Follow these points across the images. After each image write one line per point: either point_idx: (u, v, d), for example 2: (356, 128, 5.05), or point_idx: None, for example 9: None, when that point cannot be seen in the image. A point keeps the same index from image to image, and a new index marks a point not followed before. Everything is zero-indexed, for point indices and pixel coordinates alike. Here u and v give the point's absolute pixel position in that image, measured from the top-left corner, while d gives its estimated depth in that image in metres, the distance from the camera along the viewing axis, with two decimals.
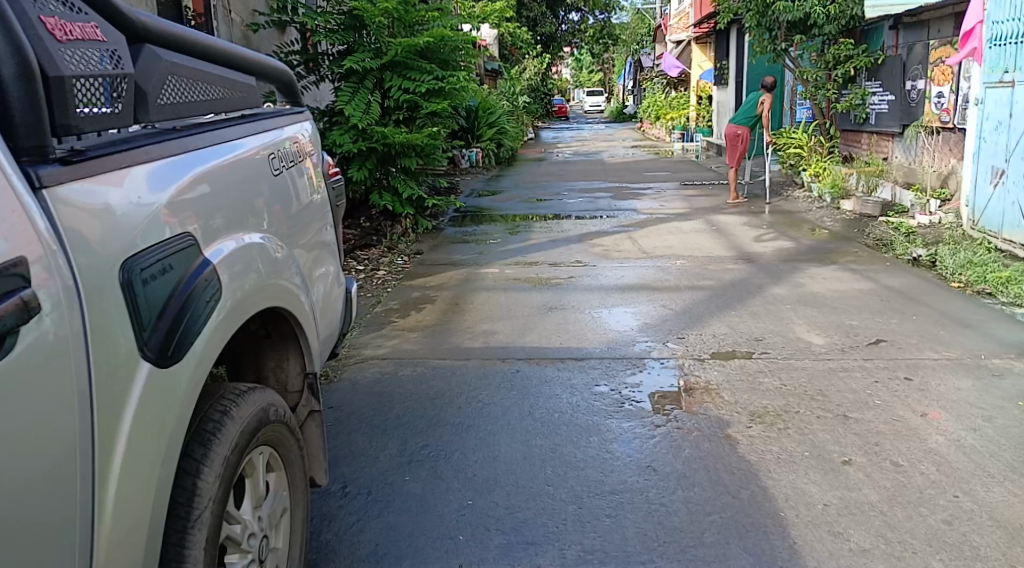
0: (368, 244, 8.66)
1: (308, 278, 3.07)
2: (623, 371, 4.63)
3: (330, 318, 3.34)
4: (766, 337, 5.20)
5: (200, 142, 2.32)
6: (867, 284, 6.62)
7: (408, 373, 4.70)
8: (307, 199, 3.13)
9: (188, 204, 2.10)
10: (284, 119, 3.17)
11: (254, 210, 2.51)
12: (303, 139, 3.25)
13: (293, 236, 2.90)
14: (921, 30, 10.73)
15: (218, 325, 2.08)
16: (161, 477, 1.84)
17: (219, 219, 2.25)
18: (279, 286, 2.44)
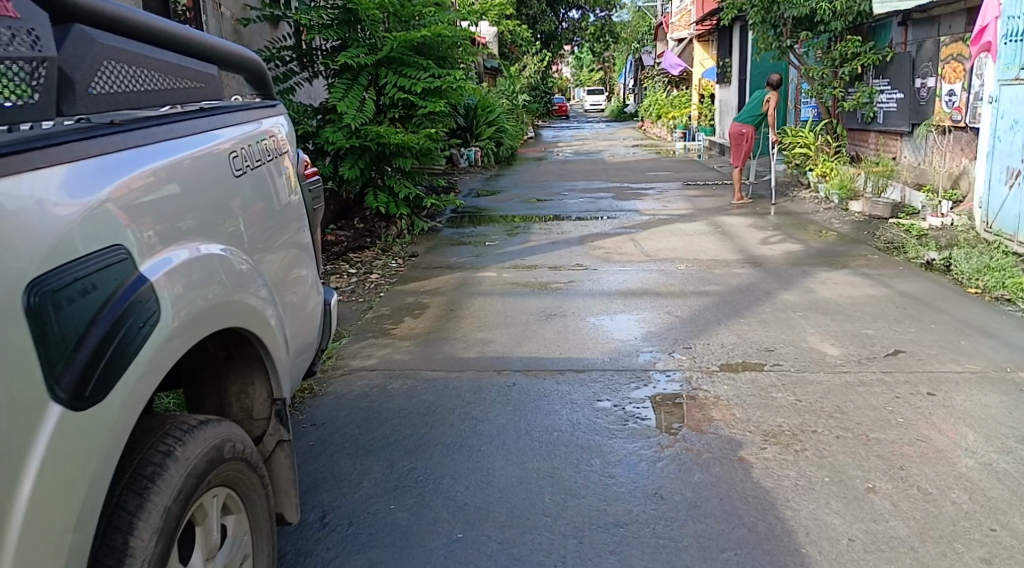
0: (361, 245, 8.38)
1: (286, 286, 2.85)
2: (627, 385, 4.34)
3: (310, 328, 3.09)
4: (777, 347, 4.92)
5: (151, 135, 2.13)
6: (880, 291, 6.34)
7: (398, 387, 4.42)
8: (286, 199, 2.90)
9: (148, 207, 2.00)
10: (255, 113, 2.93)
11: (218, 215, 2.31)
12: (281, 134, 3.02)
13: (272, 237, 2.73)
14: (931, 27, 10.45)
15: (162, 348, 1.93)
16: (78, 525, 1.71)
17: (191, 219, 2.17)
18: (242, 301, 2.25)
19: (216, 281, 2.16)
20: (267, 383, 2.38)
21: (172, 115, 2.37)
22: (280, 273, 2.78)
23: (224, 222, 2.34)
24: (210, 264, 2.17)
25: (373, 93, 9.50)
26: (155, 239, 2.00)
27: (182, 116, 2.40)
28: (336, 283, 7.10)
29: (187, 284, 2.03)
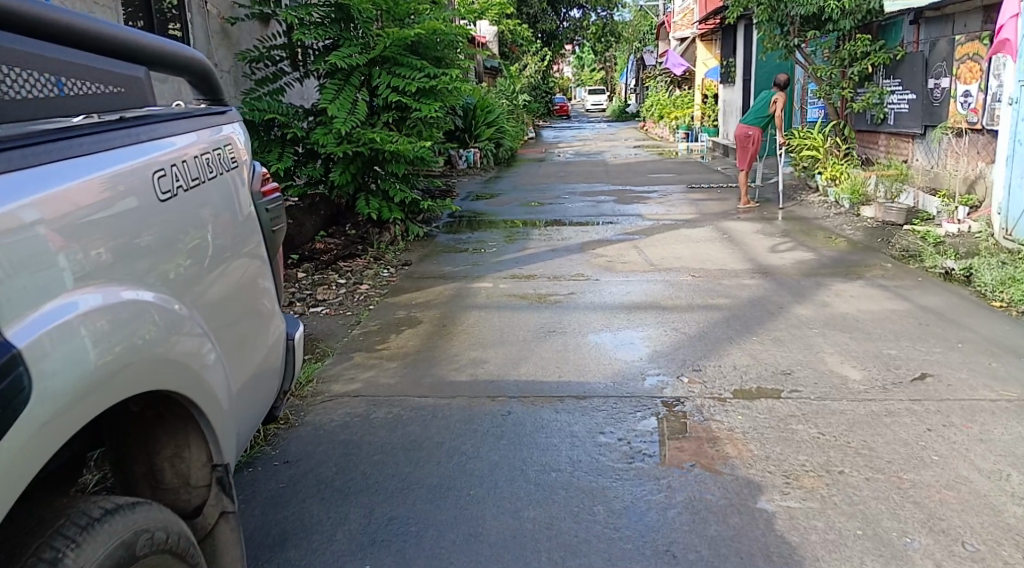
0: (353, 253, 8.01)
1: (250, 316, 2.66)
2: (632, 414, 3.97)
3: (273, 362, 2.82)
4: (794, 370, 4.55)
5: (97, 146, 2.06)
6: (900, 304, 5.96)
7: (382, 416, 4.05)
8: (249, 213, 2.71)
9: (101, 223, 1.97)
10: (197, 122, 2.60)
11: (161, 248, 2.17)
12: (239, 143, 2.80)
13: (234, 254, 2.57)
14: (944, 25, 10.06)
15: (81, 396, 1.83)
16: None
17: (151, 234, 2.14)
18: (171, 357, 2.10)
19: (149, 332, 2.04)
20: (205, 449, 2.27)
21: (93, 127, 2.14)
22: (239, 296, 2.59)
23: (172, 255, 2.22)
24: (142, 313, 2.03)
25: (366, 94, 9.16)
26: (106, 256, 1.96)
27: (107, 129, 2.16)
28: (324, 295, 6.72)
29: (114, 320, 1.92)
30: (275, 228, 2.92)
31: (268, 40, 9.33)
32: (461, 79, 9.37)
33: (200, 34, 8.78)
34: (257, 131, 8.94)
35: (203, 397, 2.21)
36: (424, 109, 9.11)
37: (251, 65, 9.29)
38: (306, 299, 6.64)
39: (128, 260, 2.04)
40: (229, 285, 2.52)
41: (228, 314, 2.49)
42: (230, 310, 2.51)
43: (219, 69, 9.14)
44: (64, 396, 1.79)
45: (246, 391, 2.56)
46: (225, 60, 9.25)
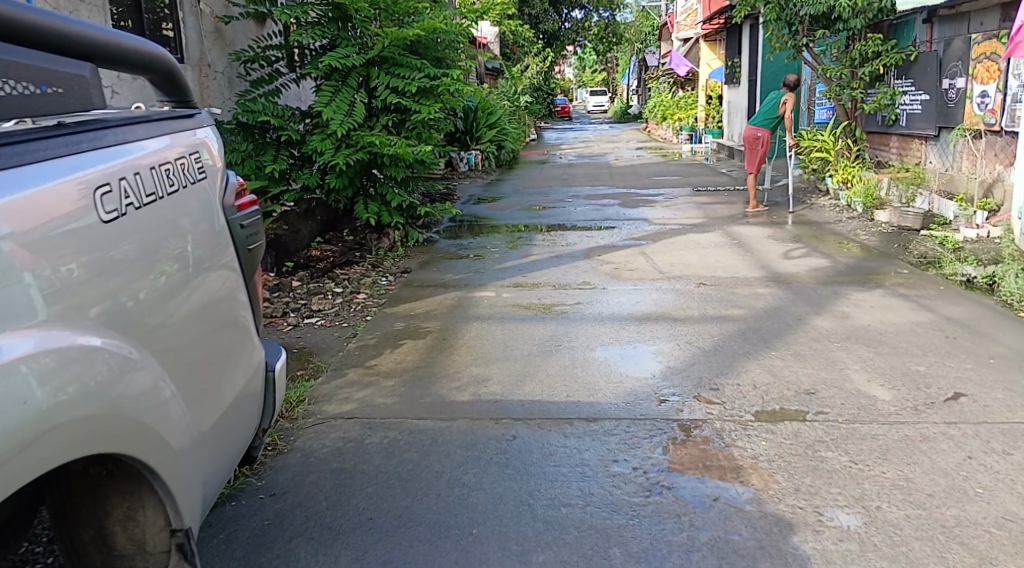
0: (350, 260, 7.72)
1: (232, 350, 2.44)
2: (647, 439, 3.69)
3: (257, 396, 2.59)
4: (819, 390, 4.27)
5: (67, 149, 1.94)
6: (923, 316, 5.68)
7: (378, 440, 3.77)
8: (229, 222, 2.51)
9: (72, 237, 1.85)
10: (155, 128, 2.33)
11: (125, 278, 1.98)
12: (213, 148, 2.58)
13: (212, 283, 2.35)
14: (959, 24, 9.78)
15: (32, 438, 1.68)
16: None
17: (125, 248, 1.99)
18: (122, 415, 1.88)
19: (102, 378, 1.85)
20: (162, 512, 2.07)
21: (62, 128, 2.00)
22: (218, 329, 2.37)
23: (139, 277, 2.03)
24: (93, 356, 1.84)
25: (363, 95, 8.90)
26: (78, 272, 1.84)
27: (79, 131, 2.03)
28: (319, 305, 6.43)
29: (61, 360, 1.74)
30: (254, 241, 2.64)
31: (263, 40, 9.07)
32: (462, 80, 9.08)
33: (193, 34, 8.54)
34: (252, 134, 8.71)
35: (162, 456, 2.02)
36: (424, 110, 8.82)
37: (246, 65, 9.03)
38: (300, 308, 6.37)
39: (104, 272, 1.92)
40: (207, 315, 2.32)
41: (206, 347, 2.30)
42: (209, 342, 2.32)
43: (213, 70, 8.91)
44: (2, 448, 1.62)
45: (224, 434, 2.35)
46: (218, 61, 9.02)
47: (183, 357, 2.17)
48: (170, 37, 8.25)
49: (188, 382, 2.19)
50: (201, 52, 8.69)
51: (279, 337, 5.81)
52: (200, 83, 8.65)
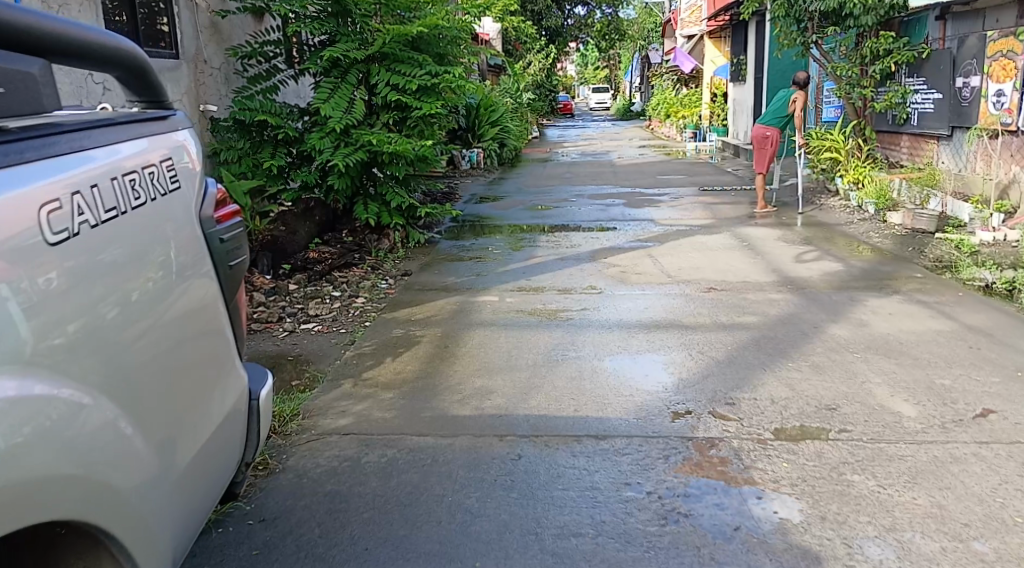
0: (349, 262, 7.50)
1: (209, 386, 2.33)
2: (660, 460, 3.48)
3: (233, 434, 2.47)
4: (841, 406, 4.06)
5: (34, 155, 1.86)
6: (944, 324, 5.46)
7: (376, 458, 3.56)
8: (211, 236, 2.42)
9: (54, 244, 1.80)
10: (118, 133, 2.19)
11: (96, 307, 1.88)
12: (192, 151, 2.49)
13: (189, 317, 2.24)
14: (974, 21, 9.54)
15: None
16: None
17: (105, 257, 1.94)
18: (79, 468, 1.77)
19: (69, 411, 1.77)
20: None
21: (29, 132, 1.92)
22: (194, 365, 2.26)
23: (117, 296, 1.96)
24: (53, 400, 1.73)
25: (363, 92, 8.69)
26: (59, 281, 1.79)
27: (45, 134, 1.94)
28: (316, 309, 6.22)
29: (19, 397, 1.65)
30: (236, 256, 2.52)
31: (261, 35, 8.85)
32: (464, 77, 8.85)
33: (189, 29, 8.33)
34: (249, 132, 8.52)
35: (122, 514, 1.90)
36: (425, 108, 8.59)
37: (244, 61, 8.81)
38: (297, 313, 6.16)
39: (84, 284, 1.86)
40: (189, 345, 2.23)
41: (185, 380, 2.20)
42: (188, 382, 2.22)
43: (209, 66, 8.70)
44: None
45: (199, 477, 2.24)
46: (214, 56, 8.81)
47: (159, 392, 2.08)
48: (164, 32, 8.04)
49: (164, 419, 2.09)
50: (197, 47, 8.48)
51: (275, 344, 5.60)
52: (195, 79, 8.43)
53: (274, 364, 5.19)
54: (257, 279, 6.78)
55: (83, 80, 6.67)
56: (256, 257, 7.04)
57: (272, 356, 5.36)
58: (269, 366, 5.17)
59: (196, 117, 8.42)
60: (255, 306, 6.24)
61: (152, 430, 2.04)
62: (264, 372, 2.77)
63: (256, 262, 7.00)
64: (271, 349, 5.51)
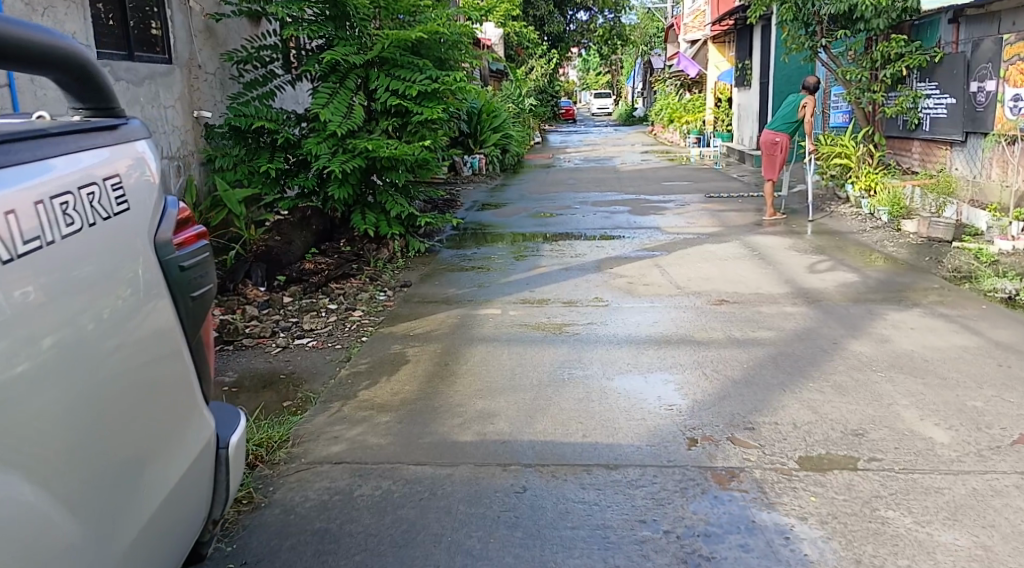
0: (346, 273, 7.24)
1: (176, 428, 2.19)
2: (678, 494, 3.22)
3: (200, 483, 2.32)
4: (868, 431, 3.80)
5: None
6: (969, 339, 5.19)
7: (370, 491, 3.31)
8: (175, 269, 2.22)
9: (30, 257, 1.73)
10: (52, 147, 1.94)
11: (68, 330, 1.80)
12: (151, 167, 2.29)
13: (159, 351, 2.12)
14: (989, 23, 9.29)
15: None
16: None
17: (82, 271, 1.87)
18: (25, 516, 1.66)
19: (38, 420, 1.71)
20: None
21: None
22: (163, 404, 2.13)
23: (93, 312, 1.88)
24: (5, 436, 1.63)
25: (362, 98, 8.45)
26: (36, 295, 1.73)
27: None
28: (311, 324, 5.96)
29: None
30: (200, 285, 2.31)
31: (257, 39, 8.62)
32: (466, 81, 8.60)
33: (182, 32, 8.09)
34: (245, 138, 8.29)
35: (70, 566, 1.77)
36: (425, 113, 8.34)
37: (239, 66, 8.57)
38: (291, 327, 5.90)
39: (61, 302, 1.79)
40: (165, 373, 2.14)
41: (155, 412, 2.10)
42: (155, 420, 2.10)
43: (203, 71, 8.45)
44: None
45: (160, 518, 2.11)
46: (209, 61, 8.57)
47: (130, 414, 1.99)
48: (157, 35, 7.81)
49: (126, 448, 1.98)
50: (191, 51, 8.24)
51: (267, 361, 5.34)
52: (189, 84, 8.18)
53: (266, 383, 4.93)
54: (251, 291, 6.54)
55: None
56: (250, 268, 6.80)
57: (264, 373, 5.11)
58: (260, 385, 4.92)
59: (190, 124, 8.17)
60: (248, 320, 5.99)
61: (113, 459, 1.93)
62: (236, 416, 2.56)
63: (250, 272, 6.77)
64: (264, 366, 5.25)
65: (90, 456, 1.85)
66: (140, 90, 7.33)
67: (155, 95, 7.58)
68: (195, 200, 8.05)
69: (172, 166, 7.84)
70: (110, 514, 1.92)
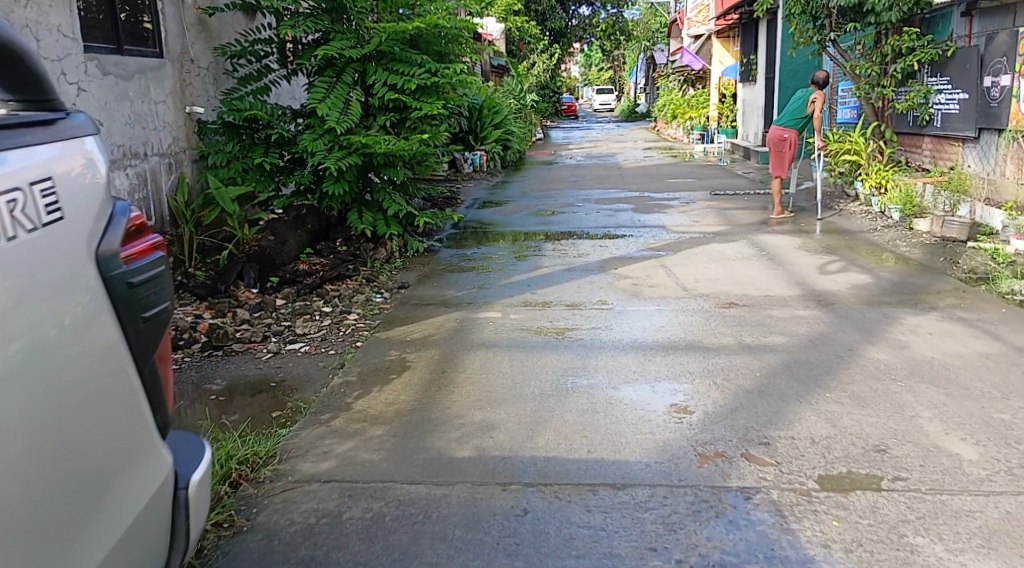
0: (342, 273, 7.01)
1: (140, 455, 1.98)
2: (690, 518, 3.00)
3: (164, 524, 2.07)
4: (890, 446, 3.58)
5: None
6: (990, 346, 4.96)
7: (360, 514, 3.09)
8: (130, 282, 1.96)
9: None
10: None
11: (24, 328, 1.64)
12: (99, 165, 2.02)
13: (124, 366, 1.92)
14: (1003, 16, 9.04)
15: None
16: None
17: (45, 272, 1.72)
18: None
19: None
20: None
21: None
22: (126, 425, 1.93)
23: (53, 318, 1.72)
24: None
25: (359, 93, 8.22)
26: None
27: None
28: (304, 328, 5.73)
29: None
30: (154, 303, 2.03)
31: (252, 33, 8.39)
32: (466, 76, 8.37)
33: (174, 26, 7.85)
34: (239, 134, 8.06)
35: None
36: (425, 109, 8.11)
37: (234, 61, 8.34)
38: (284, 332, 5.67)
39: (24, 304, 1.65)
40: (131, 390, 1.95)
41: (120, 432, 1.91)
42: (118, 440, 1.90)
43: (196, 65, 8.23)
44: None
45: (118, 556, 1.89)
46: (202, 56, 8.34)
47: (91, 427, 1.81)
48: (148, 28, 7.58)
49: (74, 473, 1.77)
50: (183, 45, 8.01)
51: (258, 367, 5.12)
52: (181, 79, 7.95)
53: (255, 392, 4.71)
54: (243, 293, 6.32)
55: (55, 81, 6.21)
56: (243, 269, 6.59)
57: (254, 381, 4.89)
58: (250, 394, 4.70)
59: (182, 120, 7.95)
60: (239, 324, 5.77)
61: (58, 483, 1.72)
62: (200, 447, 2.29)
63: (242, 274, 6.56)
64: (254, 373, 5.03)
65: (32, 477, 1.66)
66: (130, 85, 7.10)
67: (146, 90, 7.35)
68: (187, 199, 7.84)
69: (163, 163, 7.62)
70: (58, 543, 1.72)
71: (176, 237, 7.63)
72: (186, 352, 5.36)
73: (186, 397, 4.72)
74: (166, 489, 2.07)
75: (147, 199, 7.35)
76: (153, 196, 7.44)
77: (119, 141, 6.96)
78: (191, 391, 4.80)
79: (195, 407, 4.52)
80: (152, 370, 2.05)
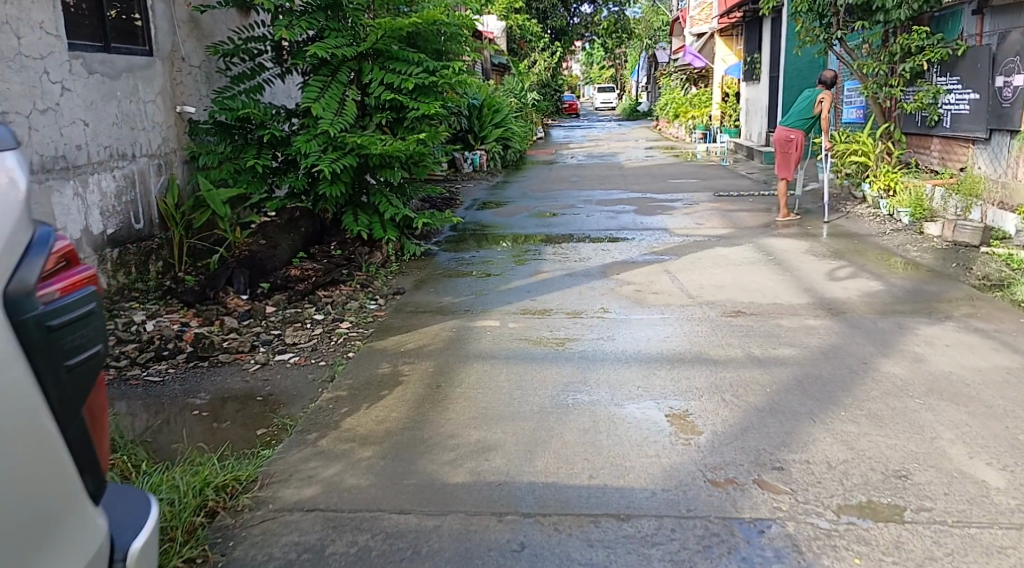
0: (335, 279, 6.79)
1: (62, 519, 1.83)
2: (699, 557, 2.79)
3: None
4: (912, 472, 3.36)
5: None
6: (1011, 359, 4.73)
7: (344, 550, 2.89)
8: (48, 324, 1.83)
9: None
10: None
11: None
12: (22, 190, 1.90)
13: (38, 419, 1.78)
14: (1015, 15, 8.81)
15: None
16: None
17: None
18: None
19: None
20: None
21: None
22: (42, 485, 1.78)
23: None
24: None
25: (355, 92, 7.99)
26: None
27: None
28: (294, 337, 5.51)
29: None
30: (79, 349, 1.89)
31: (245, 30, 8.16)
32: (465, 75, 8.14)
33: (164, 23, 7.62)
34: (231, 134, 7.85)
35: None
36: (422, 109, 7.88)
37: (226, 59, 8.13)
38: (273, 341, 5.46)
39: None
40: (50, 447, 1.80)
41: (33, 493, 1.76)
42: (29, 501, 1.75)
43: (187, 64, 7.99)
44: None
45: None
46: (193, 54, 8.11)
47: None
48: (137, 25, 7.35)
49: None
50: (174, 43, 7.77)
51: (245, 380, 4.90)
52: (172, 78, 7.72)
53: (241, 408, 4.50)
54: (233, 300, 6.12)
55: (38, 80, 5.99)
56: (233, 274, 6.38)
57: (240, 396, 4.67)
58: (235, 410, 4.49)
59: (172, 120, 7.70)
60: (227, 333, 5.56)
61: None
62: (146, 506, 2.12)
63: (232, 279, 6.35)
64: (240, 387, 4.82)
65: None
66: (117, 84, 6.88)
67: (134, 89, 7.12)
68: (178, 201, 7.63)
69: (152, 164, 7.38)
70: None
71: (166, 240, 7.43)
72: (171, 363, 5.16)
73: (168, 413, 4.51)
74: (98, 557, 1.91)
75: (136, 202, 7.12)
76: (142, 198, 7.21)
77: (106, 142, 6.73)
78: (175, 407, 4.59)
79: (177, 425, 4.32)
80: (79, 423, 1.90)
